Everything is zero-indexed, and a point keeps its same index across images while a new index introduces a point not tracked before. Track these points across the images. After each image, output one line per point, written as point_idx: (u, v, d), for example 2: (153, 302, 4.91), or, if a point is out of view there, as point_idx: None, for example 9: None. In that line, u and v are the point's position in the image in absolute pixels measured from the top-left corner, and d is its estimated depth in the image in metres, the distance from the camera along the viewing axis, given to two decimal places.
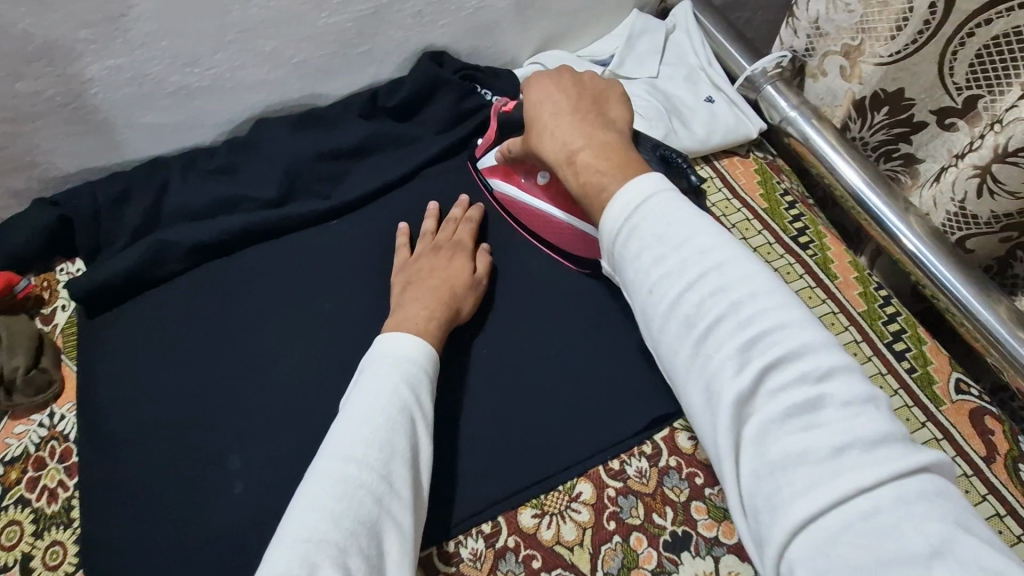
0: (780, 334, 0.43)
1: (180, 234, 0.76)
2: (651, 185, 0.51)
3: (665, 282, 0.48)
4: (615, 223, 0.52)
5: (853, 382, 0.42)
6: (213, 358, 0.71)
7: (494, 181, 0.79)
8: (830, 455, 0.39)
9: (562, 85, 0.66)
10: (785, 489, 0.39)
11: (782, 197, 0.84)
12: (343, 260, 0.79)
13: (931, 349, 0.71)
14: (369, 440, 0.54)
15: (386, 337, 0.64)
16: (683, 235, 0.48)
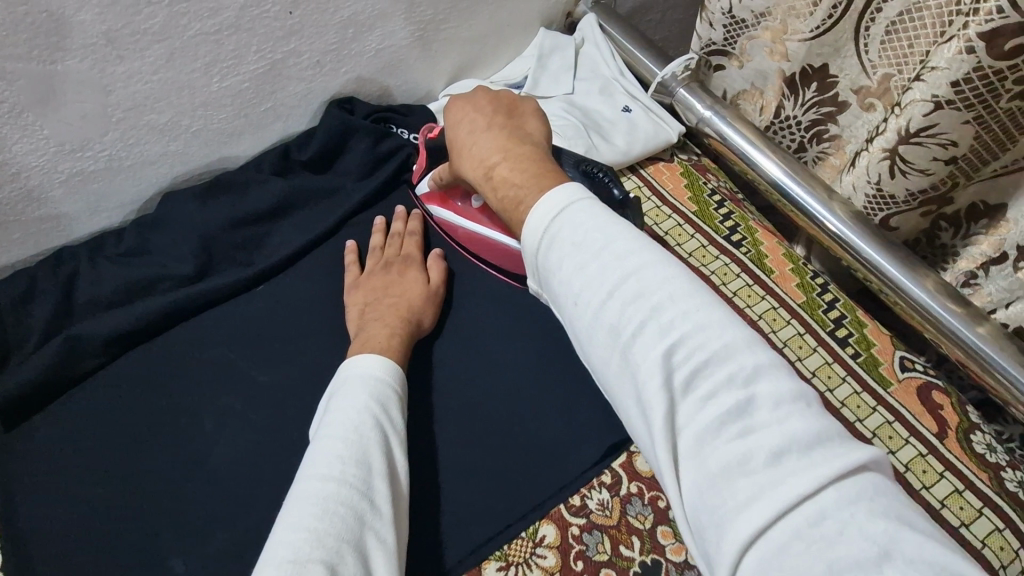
0: (705, 338, 0.41)
1: (94, 327, 0.72)
2: (568, 196, 0.50)
3: (590, 296, 0.45)
4: (536, 236, 0.49)
5: (784, 383, 0.40)
6: (146, 453, 0.67)
7: (433, 209, 0.79)
8: (769, 463, 0.37)
9: (476, 105, 0.63)
10: (731, 498, 0.37)
11: (710, 197, 0.84)
12: (274, 327, 0.76)
13: (873, 331, 0.72)
14: (348, 457, 0.51)
15: (355, 359, 0.62)
16: (603, 244, 0.46)
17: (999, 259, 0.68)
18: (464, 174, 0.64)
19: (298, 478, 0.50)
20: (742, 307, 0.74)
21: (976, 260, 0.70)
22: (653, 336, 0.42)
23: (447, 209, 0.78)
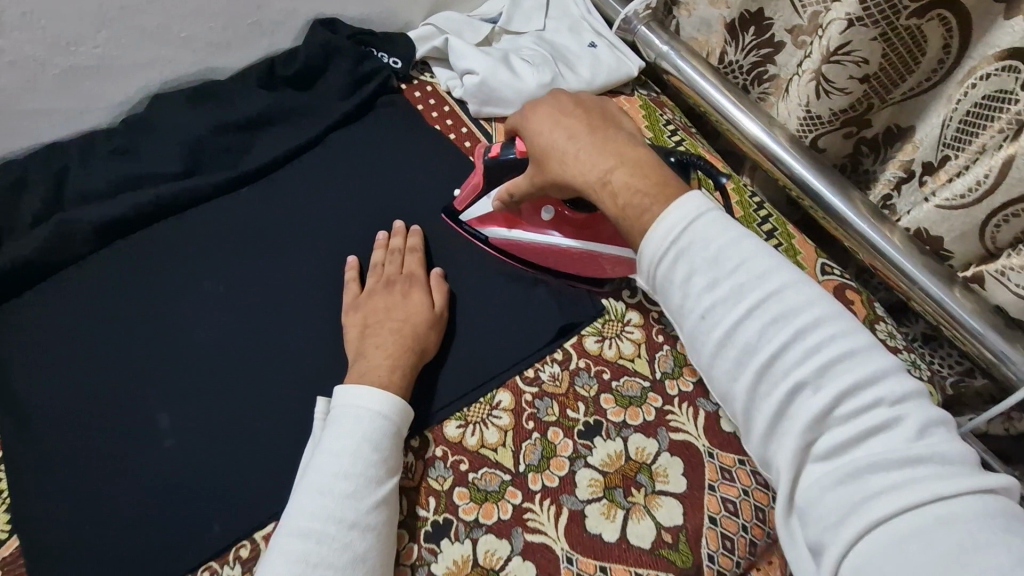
0: (851, 356, 0.42)
1: (83, 214, 0.76)
2: (696, 205, 0.48)
3: (721, 308, 0.45)
4: (659, 245, 0.48)
5: (924, 406, 0.42)
6: (134, 328, 0.72)
7: (494, 229, 0.76)
8: (901, 469, 0.39)
9: (562, 110, 0.60)
10: (861, 503, 0.39)
11: (665, 126, 0.92)
12: (258, 225, 0.81)
13: (800, 242, 0.80)
14: (334, 509, 0.54)
15: (351, 388, 0.61)
16: (739, 258, 0.46)
17: (908, 178, 0.75)
18: (563, 181, 0.58)
19: (286, 514, 0.55)
20: None
21: (890, 182, 0.77)
22: (797, 356, 0.43)
23: (514, 229, 0.75)
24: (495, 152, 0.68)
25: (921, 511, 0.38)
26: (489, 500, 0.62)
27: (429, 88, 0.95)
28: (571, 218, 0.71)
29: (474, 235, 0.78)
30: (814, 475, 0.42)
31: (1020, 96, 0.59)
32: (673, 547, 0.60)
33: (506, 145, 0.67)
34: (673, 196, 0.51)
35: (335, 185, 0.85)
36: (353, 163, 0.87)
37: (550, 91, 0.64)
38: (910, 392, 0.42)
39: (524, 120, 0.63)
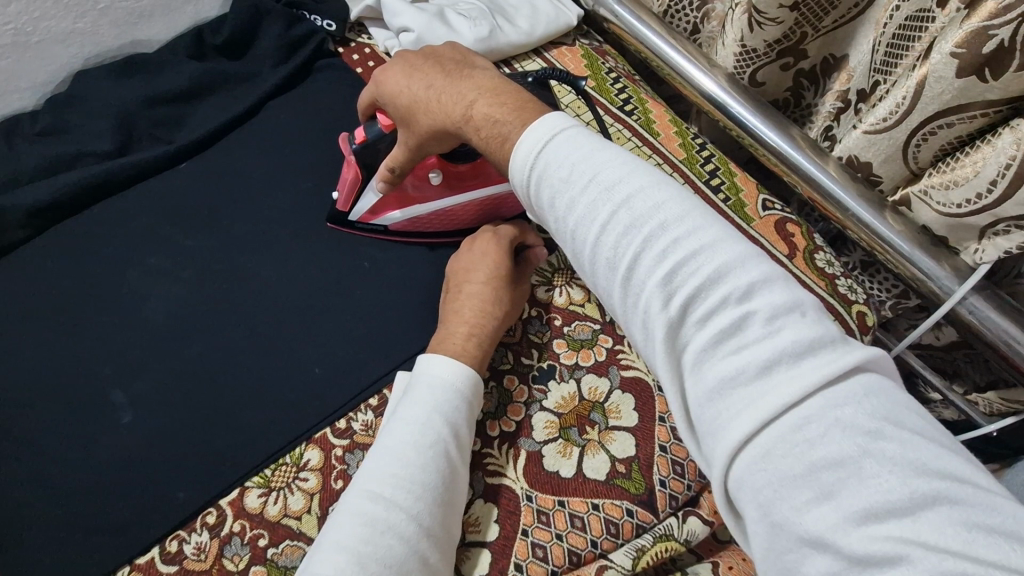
0: (697, 259, 0.44)
1: (13, 199, 0.74)
2: (551, 126, 0.51)
3: (585, 228, 0.48)
4: (523, 172, 0.52)
5: (780, 294, 0.42)
6: (81, 312, 0.71)
7: (390, 214, 0.73)
8: (763, 373, 0.40)
9: (411, 64, 0.62)
10: (726, 406, 0.40)
11: (608, 74, 0.91)
12: (200, 198, 0.80)
13: (741, 179, 0.82)
14: (407, 477, 0.52)
15: (426, 361, 0.60)
16: (591, 175, 0.48)
17: (846, 107, 0.77)
18: (438, 133, 0.60)
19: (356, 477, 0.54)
20: None
21: (830, 113, 0.79)
22: (648, 265, 0.45)
23: (406, 208, 0.73)
24: (360, 138, 0.66)
25: (769, 409, 0.38)
26: None
27: (368, 50, 0.93)
28: (456, 172, 0.71)
29: (375, 228, 0.76)
30: (691, 384, 0.43)
31: (936, 14, 0.61)
32: (626, 476, 0.62)
33: (369, 128, 0.66)
34: (531, 116, 0.54)
35: (278, 153, 0.83)
36: (291, 130, 0.85)
37: (394, 54, 0.65)
38: (761, 285, 0.42)
39: (377, 87, 0.64)
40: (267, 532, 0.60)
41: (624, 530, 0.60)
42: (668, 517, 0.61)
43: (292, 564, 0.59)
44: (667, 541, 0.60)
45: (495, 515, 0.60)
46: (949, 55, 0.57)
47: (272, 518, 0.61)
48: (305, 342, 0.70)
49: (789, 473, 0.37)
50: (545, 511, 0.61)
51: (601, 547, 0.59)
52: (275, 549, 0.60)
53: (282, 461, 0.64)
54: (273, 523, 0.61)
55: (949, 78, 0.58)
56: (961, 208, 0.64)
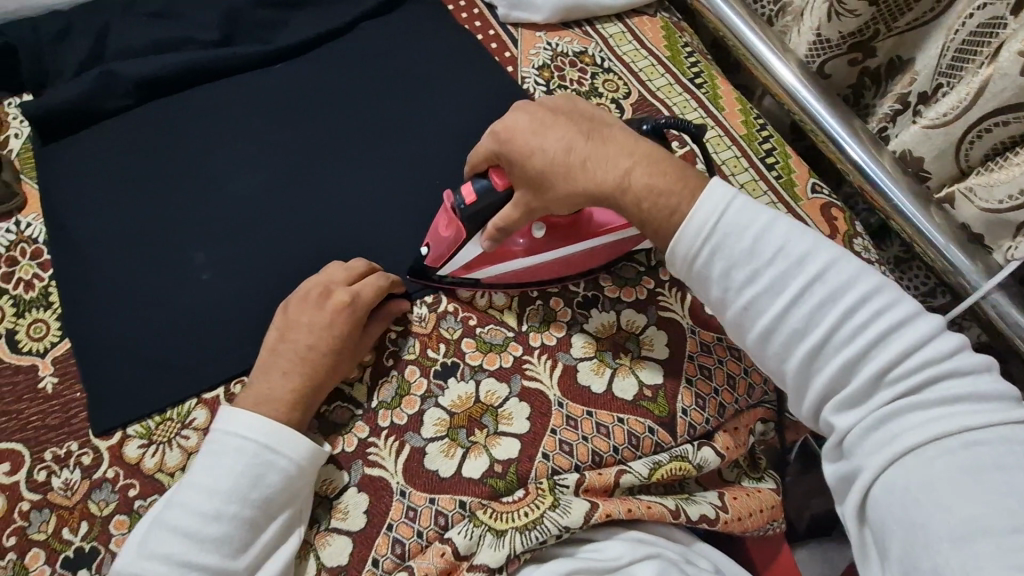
0: (882, 325, 0.48)
1: (126, 67, 0.80)
2: (722, 193, 0.53)
3: (762, 297, 0.51)
4: (695, 239, 0.53)
5: (958, 356, 0.46)
6: (171, 175, 0.76)
7: (488, 271, 0.69)
8: (943, 419, 0.44)
9: (540, 122, 0.62)
10: (898, 444, 0.45)
11: (683, 48, 0.96)
12: (290, 94, 0.83)
13: (795, 162, 0.87)
14: (198, 542, 0.51)
15: (238, 412, 0.56)
16: (775, 242, 0.51)
17: (903, 109, 0.81)
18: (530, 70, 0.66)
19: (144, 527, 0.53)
20: None
21: (887, 115, 0.83)
22: (833, 330, 0.48)
23: (509, 262, 0.69)
24: (472, 195, 0.63)
25: (947, 448, 0.43)
26: (493, 350, 0.69)
27: None
28: (561, 226, 0.68)
29: (465, 282, 0.71)
30: (864, 439, 0.47)
31: (1007, 22, 0.65)
32: (651, 399, 0.68)
33: (477, 181, 0.63)
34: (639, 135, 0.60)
35: (369, 67, 0.87)
36: (381, 48, 0.89)
37: (510, 109, 0.64)
38: (942, 346, 0.47)
39: (504, 145, 0.62)
40: None
41: (644, 444, 0.65)
42: (685, 443, 0.67)
43: (341, 422, 0.65)
44: (682, 462, 0.65)
45: (528, 412, 0.65)
46: (1016, 53, 0.62)
47: None
48: (373, 239, 0.76)
49: (954, 496, 0.41)
50: (574, 417, 0.66)
51: (621, 454, 0.64)
52: (327, 407, 0.65)
53: None
54: None
55: (1012, 75, 0.63)
56: (1001, 204, 0.69)
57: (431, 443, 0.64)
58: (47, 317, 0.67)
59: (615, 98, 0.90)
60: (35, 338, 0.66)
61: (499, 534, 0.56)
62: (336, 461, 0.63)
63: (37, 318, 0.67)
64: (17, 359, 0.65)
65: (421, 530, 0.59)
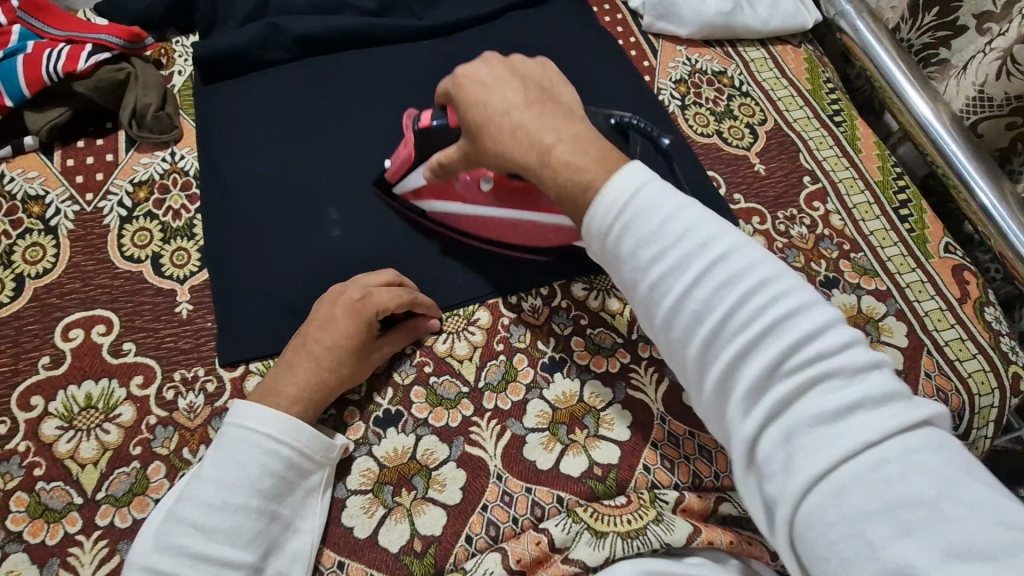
0: (793, 316, 0.42)
1: (287, 23, 0.83)
2: (636, 175, 0.47)
3: (669, 283, 0.45)
4: (605, 219, 0.48)
5: (846, 350, 0.41)
6: (314, 132, 0.79)
7: (430, 201, 0.71)
8: (844, 421, 0.39)
9: (497, 76, 0.58)
10: (801, 458, 0.39)
11: (825, 83, 0.94)
12: (432, 71, 0.85)
13: (930, 218, 0.83)
14: (206, 533, 0.51)
15: (245, 404, 0.56)
16: (683, 226, 0.45)
17: None
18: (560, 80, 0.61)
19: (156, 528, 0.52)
20: (827, 170, 0.85)
21: None
22: (731, 325, 0.43)
23: (449, 202, 0.70)
24: (424, 120, 0.65)
25: (863, 460, 0.38)
26: (601, 354, 0.68)
27: None
28: (508, 187, 0.65)
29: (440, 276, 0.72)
30: (765, 443, 0.41)
31: None
32: None
33: (436, 113, 0.64)
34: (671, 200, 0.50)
35: (510, 56, 0.88)
36: (524, 39, 0.90)
37: (480, 56, 0.60)
38: (828, 334, 0.41)
39: (455, 86, 0.60)
40: (433, 362, 0.67)
41: None
42: None
43: (447, 397, 0.65)
44: None
45: (630, 422, 0.65)
46: None
47: (439, 354, 0.67)
48: None
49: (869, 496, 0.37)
50: (676, 435, 0.64)
51: (722, 482, 0.62)
52: (436, 379, 0.66)
53: (456, 312, 0.70)
54: (439, 357, 0.67)
55: None
56: None
57: (532, 434, 0.64)
58: (189, 247, 0.71)
59: (749, 122, 0.88)
60: (177, 265, 0.70)
61: (599, 534, 0.56)
62: (439, 434, 0.63)
63: (180, 246, 0.71)
64: (159, 282, 0.69)
65: (516, 517, 0.59)
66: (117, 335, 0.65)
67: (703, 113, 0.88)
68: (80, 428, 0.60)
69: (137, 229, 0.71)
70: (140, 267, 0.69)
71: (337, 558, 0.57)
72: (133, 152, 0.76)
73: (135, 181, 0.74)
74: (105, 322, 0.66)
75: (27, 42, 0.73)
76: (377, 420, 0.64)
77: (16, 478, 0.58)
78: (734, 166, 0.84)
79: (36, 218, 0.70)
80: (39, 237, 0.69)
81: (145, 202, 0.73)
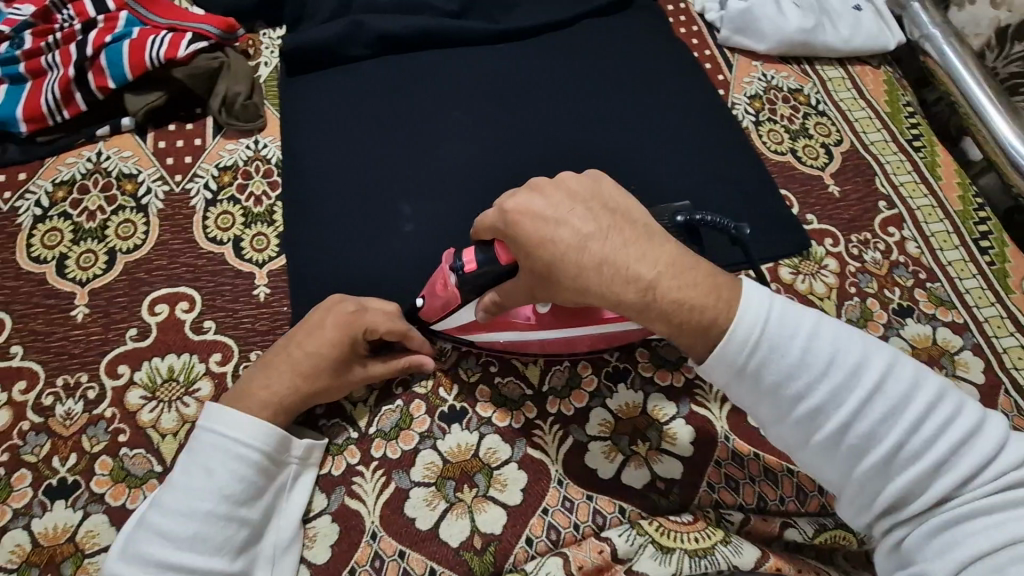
0: (953, 427, 0.42)
1: (372, 21, 0.85)
2: (759, 300, 0.44)
3: (823, 416, 0.44)
4: (740, 354, 0.44)
5: (996, 448, 0.42)
6: (391, 128, 0.80)
7: (477, 336, 0.65)
8: (1020, 517, 0.40)
9: (557, 205, 0.49)
10: (959, 552, 0.41)
11: (904, 106, 0.91)
12: (508, 74, 0.86)
13: (1012, 251, 0.80)
14: (173, 539, 0.51)
15: (214, 408, 0.56)
16: (826, 353, 0.44)
17: None
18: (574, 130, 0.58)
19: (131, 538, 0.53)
20: (904, 196, 0.83)
21: None
22: (896, 447, 0.42)
23: (502, 331, 0.64)
24: (472, 265, 0.55)
25: None
26: (665, 367, 0.67)
27: (683, 7, 0.98)
28: (563, 307, 0.61)
29: (457, 340, 0.67)
30: (933, 553, 0.42)
31: None
32: None
33: (481, 250, 0.54)
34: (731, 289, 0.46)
35: (584, 63, 0.88)
36: (599, 47, 0.90)
37: (526, 183, 0.51)
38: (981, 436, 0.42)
39: (505, 218, 0.51)
40: (498, 363, 0.68)
41: (811, 503, 0.61)
42: None
43: (511, 398, 0.66)
44: (847, 533, 0.59)
45: (693, 437, 0.64)
46: None
47: (504, 355, 0.68)
48: None
49: None
50: (739, 455, 0.63)
51: (786, 506, 0.61)
52: (500, 379, 0.67)
53: None
54: (504, 358, 0.68)
55: None
56: None
57: (594, 442, 0.64)
58: (269, 233, 0.73)
59: (824, 142, 0.87)
60: (256, 250, 0.72)
61: (664, 549, 0.56)
62: (502, 434, 0.64)
63: (260, 231, 0.73)
64: (239, 264, 0.71)
65: (577, 524, 0.60)
66: (199, 313, 0.68)
67: (777, 130, 0.87)
68: (162, 400, 0.63)
69: (221, 212, 0.74)
70: (222, 249, 0.72)
71: (398, 547, 0.58)
72: (219, 138, 0.79)
73: (220, 166, 0.77)
74: (188, 299, 0.68)
75: (132, 28, 0.77)
76: (442, 416, 0.65)
77: (102, 442, 0.61)
78: (807, 186, 0.83)
79: (128, 196, 0.74)
80: (131, 214, 0.73)
81: (228, 186, 0.76)
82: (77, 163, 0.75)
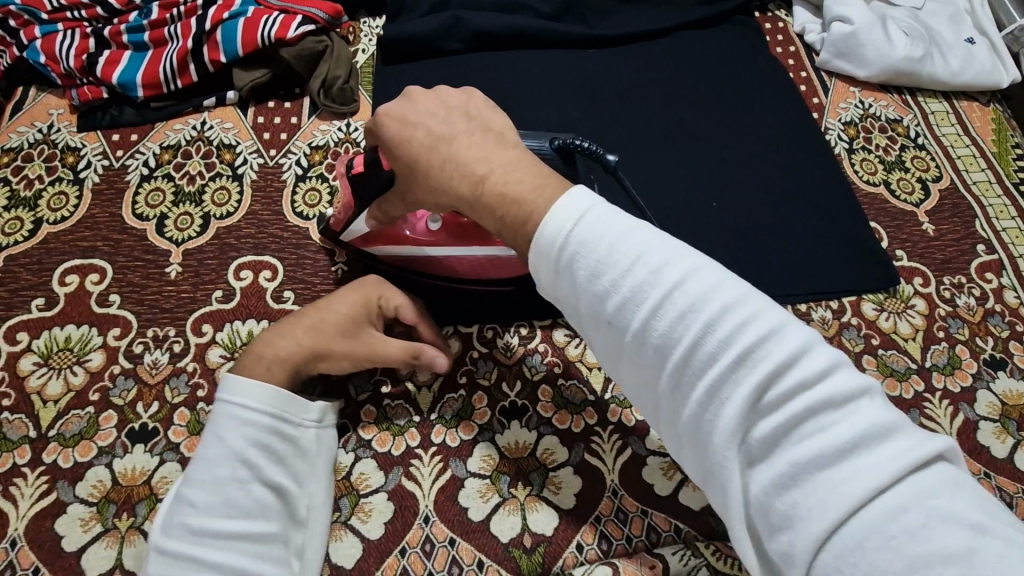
0: (737, 333, 0.37)
1: (470, 17, 0.87)
2: (583, 200, 0.43)
3: (626, 314, 0.41)
4: (550, 253, 0.43)
5: (825, 377, 0.36)
6: None
7: (378, 246, 0.68)
8: (841, 463, 0.34)
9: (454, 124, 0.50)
10: (796, 503, 0.35)
11: (1014, 148, 0.86)
12: (598, 80, 0.86)
13: None
14: (211, 511, 0.49)
15: (227, 378, 0.54)
16: (635, 254, 0.41)
17: None
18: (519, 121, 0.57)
19: (162, 522, 0.50)
20: (1006, 242, 0.78)
21: None
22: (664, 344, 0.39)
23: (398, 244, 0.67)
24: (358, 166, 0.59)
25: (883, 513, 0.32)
26: None
27: (781, 25, 0.96)
28: (458, 223, 0.65)
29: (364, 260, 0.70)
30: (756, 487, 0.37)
31: None
32: None
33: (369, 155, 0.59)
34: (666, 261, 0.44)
35: (675, 75, 0.87)
36: (692, 60, 0.89)
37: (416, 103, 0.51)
38: (796, 353, 0.36)
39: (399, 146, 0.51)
40: (563, 365, 0.67)
41: None
42: None
43: (573, 401, 0.65)
44: None
45: None
46: None
47: (569, 358, 0.68)
48: None
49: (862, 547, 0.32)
50: None
51: None
52: (564, 381, 0.66)
53: None
54: (569, 360, 0.68)
55: None
56: None
57: (653, 456, 0.62)
58: None
59: (921, 177, 0.83)
60: None
61: None
62: (560, 436, 0.64)
63: None
64: (322, 241, 0.74)
65: (630, 537, 0.59)
66: (280, 283, 0.70)
67: (870, 159, 0.84)
68: None
69: (310, 189, 0.77)
70: (307, 224, 0.74)
71: (449, 534, 0.59)
72: (314, 118, 0.82)
73: (313, 145, 0.80)
74: (271, 268, 0.71)
75: (247, 7, 0.81)
76: (503, 410, 0.65)
77: (182, 394, 0.64)
78: (899, 221, 0.79)
79: (226, 164, 0.78)
80: (227, 182, 0.77)
81: (319, 165, 0.78)
82: (184, 129, 0.80)
